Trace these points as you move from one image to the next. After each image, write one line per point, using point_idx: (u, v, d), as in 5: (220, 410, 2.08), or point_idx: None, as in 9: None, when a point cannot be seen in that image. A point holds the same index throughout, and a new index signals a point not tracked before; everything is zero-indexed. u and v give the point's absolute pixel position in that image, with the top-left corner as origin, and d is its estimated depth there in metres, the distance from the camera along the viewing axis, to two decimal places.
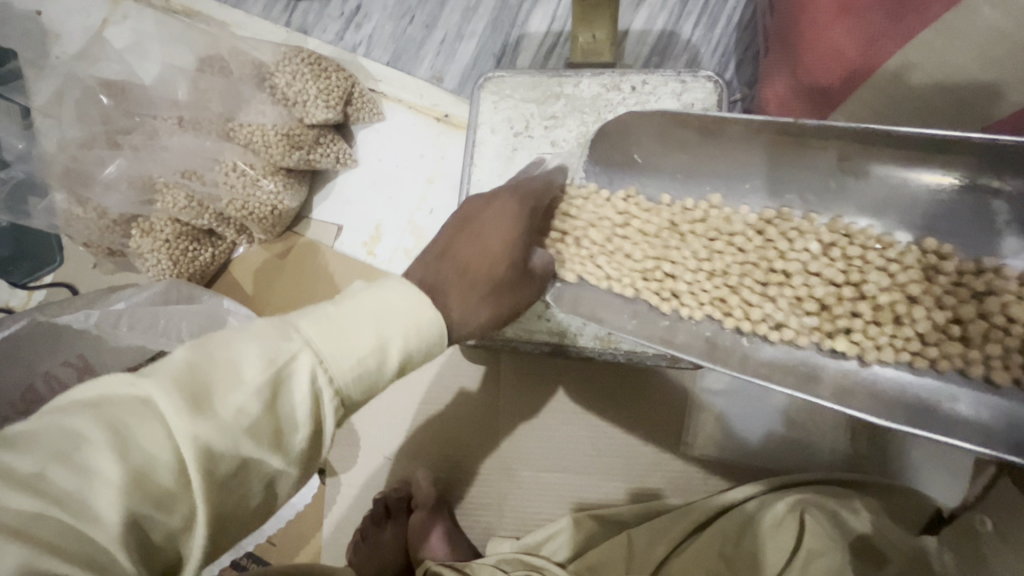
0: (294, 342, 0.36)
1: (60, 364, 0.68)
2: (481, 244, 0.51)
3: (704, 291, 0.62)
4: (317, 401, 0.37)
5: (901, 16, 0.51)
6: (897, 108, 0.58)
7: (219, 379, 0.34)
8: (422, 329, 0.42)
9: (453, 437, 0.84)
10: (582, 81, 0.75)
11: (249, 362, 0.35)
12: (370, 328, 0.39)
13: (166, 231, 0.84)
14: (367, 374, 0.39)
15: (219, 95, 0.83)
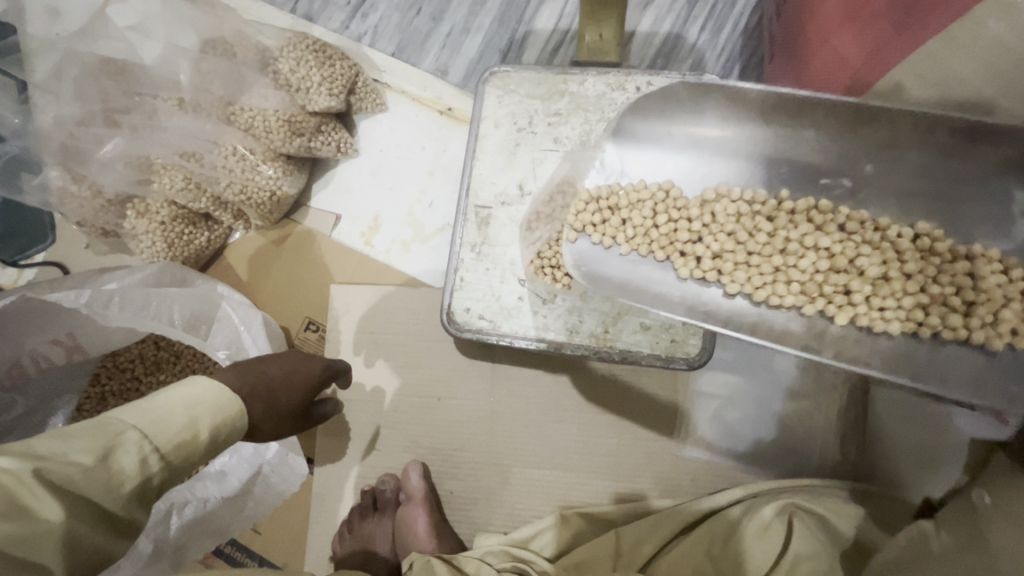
0: (121, 423, 0.45)
1: (48, 342, 0.69)
2: (284, 377, 0.64)
3: (726, 270, 0.61)
4: (143, 460, 0.45)
5: (907, 26, 0.52)
6: None
7: (49, 447, 0.42)
8: (223, 415, 0.53)
9: (445, 431, 0.83)
10: (588, 79, 0.75)
11: (78, 434, 0.43)
12: (182, 407, 0.49)
13: (163, 213, 0.84)
14: (180, 443, 0.48)
15: (221, 78, 0.82)
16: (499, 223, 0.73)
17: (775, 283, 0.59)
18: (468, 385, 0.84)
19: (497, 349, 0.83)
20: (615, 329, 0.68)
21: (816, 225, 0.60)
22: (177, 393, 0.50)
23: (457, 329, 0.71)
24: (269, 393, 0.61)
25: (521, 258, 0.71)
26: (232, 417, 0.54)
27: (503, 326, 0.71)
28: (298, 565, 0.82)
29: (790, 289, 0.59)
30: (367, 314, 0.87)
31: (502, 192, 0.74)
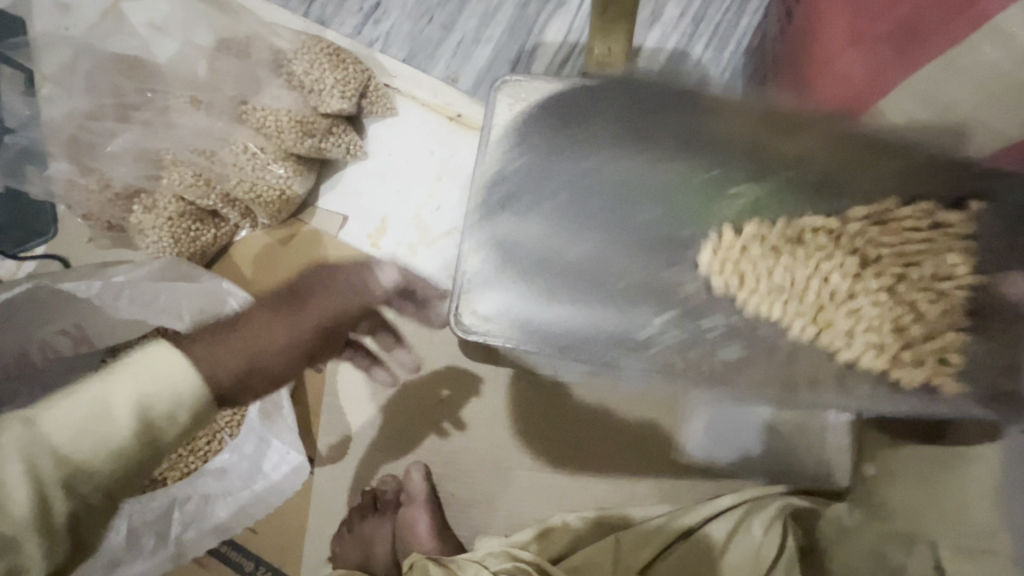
0: (66, 405, 0.44)
1: (55, 332, 0.69)
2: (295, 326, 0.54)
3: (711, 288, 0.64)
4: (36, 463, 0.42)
5: (907, 48, 0.55)
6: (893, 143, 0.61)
7: (8, 433, 0.42)
8: (166, 374, 0.46)
9: (447, 433, 0.84)
10: (598, 91, 0.77)
11: (33, 418, 0.43)
12: (131, 386, 0.45)
13: (170, 209, 0.84)
14: (85, 425, 0.44)
15: (234, 78, 0.83)
16: None
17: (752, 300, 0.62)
18: (471, 388, 0.84)
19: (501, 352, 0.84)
20: None
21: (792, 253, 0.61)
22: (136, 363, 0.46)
23: (464, 331, 0.72)
24: (268, 339, 0.52)
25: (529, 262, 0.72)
26: (169, 373, 0.46)
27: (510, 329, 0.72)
28: (295, 566, 0.81)
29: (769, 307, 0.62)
30: None
31: None
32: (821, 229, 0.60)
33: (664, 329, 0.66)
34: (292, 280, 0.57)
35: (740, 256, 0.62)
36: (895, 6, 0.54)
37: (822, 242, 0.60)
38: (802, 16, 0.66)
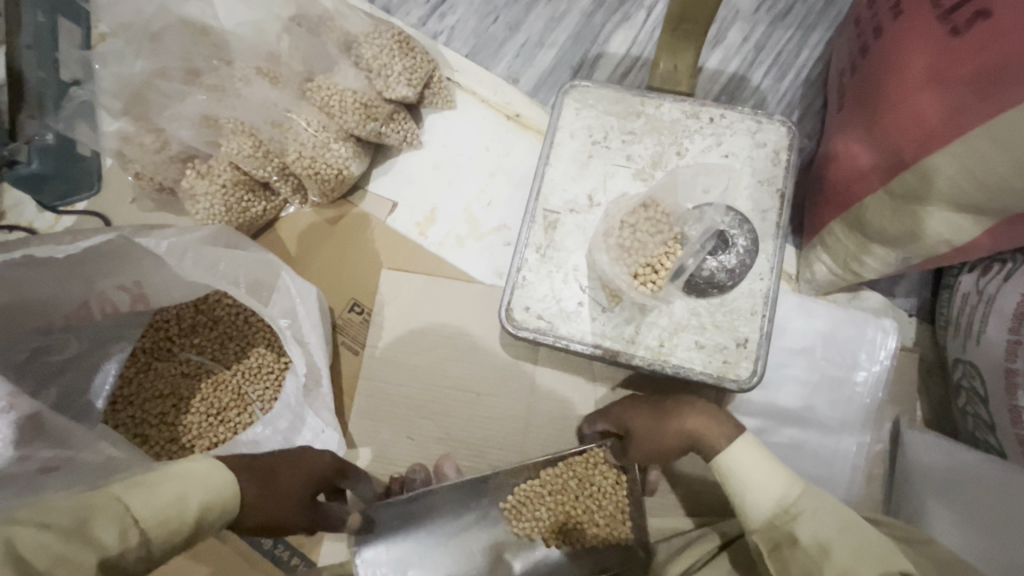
0: (182, 502, 0.48)
1: (115, 287, 0.73)
2: (279, 490, 0.58)
3: (528, 502, 0.71)
4: (120, 534, 0.44)
5: (989, 94, 0.54)
6: (969, 190, 0.59)
7: (145, 510, 0.46)
8: (220, 496, 0.51)
9: (477, 431, 0.83)
10: (664, 104, 0.79)
11: (166, 499, 0.48)
12: (189, 490, 0.49)
13: (225, 176, 0.84)
14: (167, 519, 0.47)
15: (303, 55, 0.84)
16: (566, 229, 0.75)
17: (535, 515, 0.71)
18: (507, 388, 0.84)
19: (541, 351, 0.84)
20: (671, 343, 0.70)
21: (545, 497, 0.72)
22: (177, 466, 0.51)
23: (515, 328, 0.73)
24: (282, 495, 0.58)
25: (587, 264, 0.73)
26: (227, 504, 0.52)
27: (561, 329, 0.72)
28: (318, 547, 0.81)
29: (551, 526, 0.71)
30: (414, 302, 0.87)
31: (572, 200, 0.76)
32: (582, 470, 0.73)
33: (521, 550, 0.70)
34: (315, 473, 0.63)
35: (517, 490, 0.71)
36: (982, 50, 0.54)
37: (575, 476, 0.73)
38: (879, 52, 0.66)
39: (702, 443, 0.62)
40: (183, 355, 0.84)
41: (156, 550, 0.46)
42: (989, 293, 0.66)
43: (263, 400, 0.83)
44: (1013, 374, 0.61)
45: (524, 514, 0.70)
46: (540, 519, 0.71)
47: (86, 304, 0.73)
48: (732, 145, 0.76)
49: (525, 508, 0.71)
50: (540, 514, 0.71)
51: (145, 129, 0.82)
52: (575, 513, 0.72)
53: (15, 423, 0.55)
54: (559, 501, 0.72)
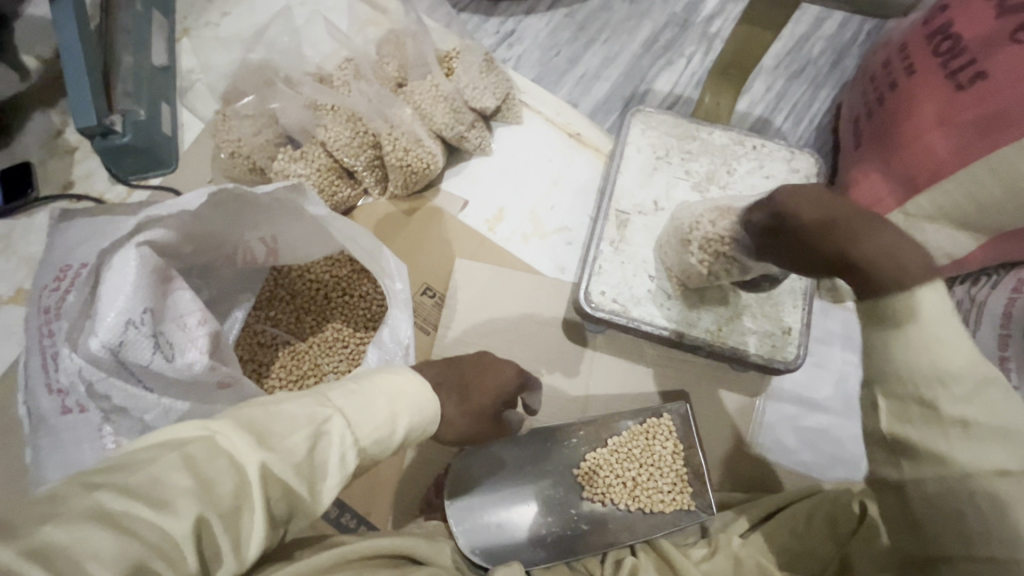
0: (386, 413, 0.51)
1: (256, 237, 0.73)
2: (484, 380, 0.66)
3: (598, 467, 0.82)
4: (343, 456, 0.47)
5: (987, 132, 0.70)
6: (968, 209, 0.75)
7: (362, 413, 0.49)
8: (421, 410, 0.55)
9: (539, 407, 0.90)
10: (715, 132, 0.93)
11: (376, 405, 0.51)
12: (387, 403, 0.51)
13: (321, 161, 0.91)
14: (380, 439, 0.50)
15: (402, 62, 0.94)
16: (635, 228, 0.86)
17: (604, 479, 0.81)
18: (567, 371, 0.91)
19: (599, 339, 0.92)
20: (728, 329, 0.81)
21: (613, 463, 0.82)
22: (382, 383, 0.53)
23: (593, 308, 0.82)
24: (474, 394, 0.65)
25: (655, 258, 0.84)
26: (427, 418, 0.55)
27: (634, 312, 0.82)
28: (383, 515, 0.83)
29: (619, 488, 0.81)
30: (483, 289, 0.95)
31: (640, 203, 0.88)
32: (645, 440, 0.83)
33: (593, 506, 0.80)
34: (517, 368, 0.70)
35: (589, 458, 0.82)
36: (980, 103, 0.70)
37: (638, 446, 0.83)
38: (893, 101, 0.83)
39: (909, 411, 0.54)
40: (259, 326, 0.87)
41: (367, 460, 0.51)
42: (981, 299, 0.81)
43: (338, 370, 0.86)
44: (1006, 360, 0.76)
45: (596, 477, 0.81)
46: (609, 484, 0.81)
47: (231, 250, 0.74)
48: (771, 168, 0.90)
49: (596, 470, 0.81)
50: (609, 478, 0.81)
51: (258, 111, 0.91)
52: (641, 480, 0.82)
53: (210, 336, 0.65)
54: (624, 466, 0.82)
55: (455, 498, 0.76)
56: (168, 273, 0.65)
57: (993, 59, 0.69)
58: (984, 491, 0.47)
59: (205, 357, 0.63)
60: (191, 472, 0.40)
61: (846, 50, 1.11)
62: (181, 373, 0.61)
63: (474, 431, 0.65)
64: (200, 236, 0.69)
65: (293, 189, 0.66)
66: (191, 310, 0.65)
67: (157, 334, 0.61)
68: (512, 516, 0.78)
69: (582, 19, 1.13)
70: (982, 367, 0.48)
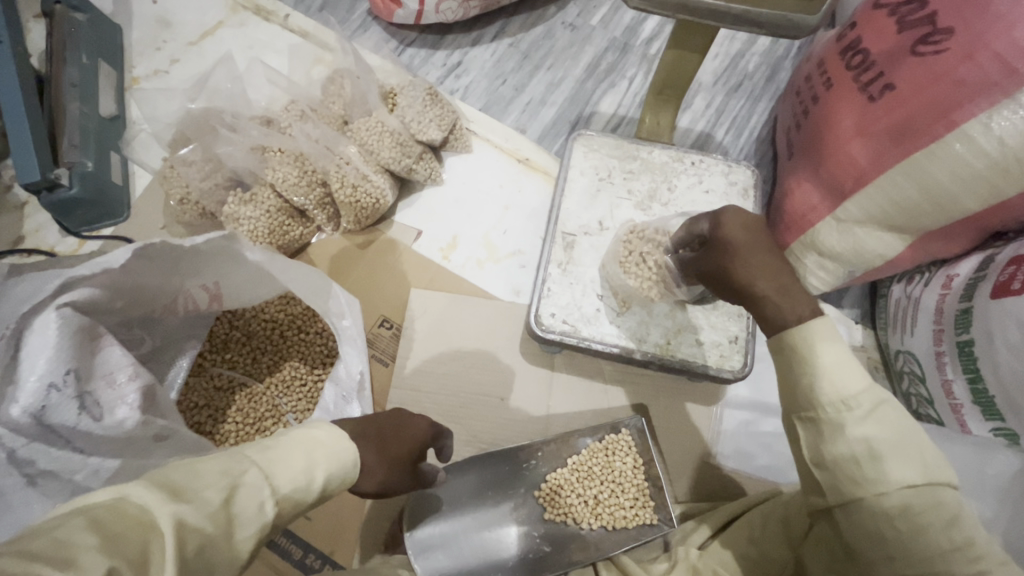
0: (303, 465, 0.54)
1: (197, 286, 0.75)
2: (398, 430, 0.69)
3: (558, 487, 0.83)
4: (260, 506, 0.50)
5: (901, 141, 0.74)
6: (890, 213, 0.78)
7: (275, 464, 0.53)
8: (338, 458, 0.59)
9: (500, 430, 0.91)
10: (655, 150, 0.96)
11: (289, 458, 0.54)
12: (301, 456, 0.55)
13: (270, 203, 0.91)
14: (297, 487, 0.53)
15: (346, 101, 0.96)
16: (582, 249, 0.89)
17: (565, 499, 0.83)
18: (527, 394, 0.92)
19: (557, 357, 0.94)
20: (676, 341, 0.83)
21: (574, 483, 0.83)
22: (298, 437, 0.57)
23: (544, 330, 0.84)
24: (387, 443, 0.66)
25: (601, 277, 0.86)
26: (345, 468, 0.59)
27: (584, 331, 0.84)
28: (348, 552, 0.83)
29: (579, 507, 0.83)
30: (440, 318, 0.96)
31: (585, 225, 0.90)
32: (605, 456, 0.84)
33: (553, 526, 0.82)
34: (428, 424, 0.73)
35: (549, 479, 0.83)
36: (892, 113, 0.75)
37: (598, 463, 0.84)
38: (816, 113, 0.87)
39: (851, 484, 0.52)
40: (215, 370, 0.87)
41: (285, 512, 0.53)
42: (916, 296, 0.85)
43: (296, 410, 0.86)
44: (940, 354, 0.78)
45: (556, 498, 0.83)
46: (571, 504, 0.83)
47: (170, 299, 0.75)
48: (711, 183, 0.93)
49: (556, 490, 0.83)
50: (570, 497, 0.83)
51: (205, 158, 0.92)
52: (602, 497, 0.84)
53: (140, 390, 0.66)
54: (585, 485, 0.83)
55: (414, 528, 0.75)
56: (95, 332, 0.65)
57: (899, 72, 0.74)
58: (896, 504, 0.51)
59: (135, 413, 0.64)
60: (96, 531, 0.40)
61: (780, 64, 1.16)
62: (111, 431, 0.62)
63: (391, 481, 0.65)
64: (131, 290, 0.69)
65: (226, 239, 0.68)
66: (121, 366, 0.66)
67: (83, 394, 0.61)
68: (475, 544, 0.78)
69: (525, 47, 1.17)
70: (872, 392, 0.53)
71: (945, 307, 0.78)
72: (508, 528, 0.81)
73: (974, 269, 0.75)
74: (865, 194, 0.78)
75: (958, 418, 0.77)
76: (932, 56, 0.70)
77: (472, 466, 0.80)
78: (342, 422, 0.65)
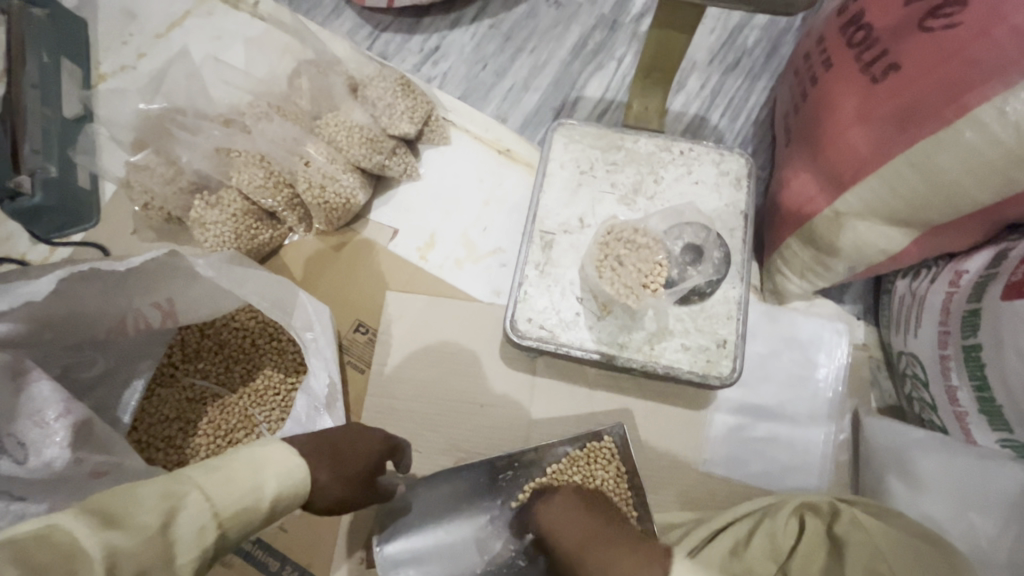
0: (251, 486, 0.51)
1: (150, 304, 0.72)
2: (355, 445, 0.66)
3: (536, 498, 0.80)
4: (201, 530, 0.47)
5: (906, 127, 0.67)
6: (892, 205, 0.72)
7: (220, 485, 0.50)
8: (292, 480, 0.55)
9: (479, 436, 0.88)
10: (641, 139, 0.89)
11: (238, 481, 0.51)
12: (250, 474, 0.52)
13: (235, 206, 0.87)
14: (244, 508, 0.50)
15: (312, 95, 0.91)
16: (561, 248, 0.84)
17: None
18: (510, 399, 0.89)
19: (539, 361, 0.90)
20: (659, 346, 0.78)
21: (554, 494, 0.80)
22: (248, 456, 0.54)
23: (520, 337, 0.80)
24: (343, 459, 0.64)
25: (580, 279, 0.81)
26: (298, 486, 0.56)
27: (563, 337, 0.80)
28: (326, 564, 0.82)
29: None
30: (418, 320, 0.92)
31: (565, 222, 0.85)
32: (586, 465, 0.81)
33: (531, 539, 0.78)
34: (386, 437, 0.71)
35: (529, 488, 0.80)
36: (897, 95, 0.67)
37: (578, 472, 0.81)
38: (815, 94, 0.79)
39: None
40: (187, 380, 0.85)
41: (233, 534, 0.50)
42: (921, 294, 0.78)
43: (269, 421, 0.84)
44: (947, 358, 0.72)
45: None
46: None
47: (121, 318, 0.73)
48: (700, 173, 0.87)
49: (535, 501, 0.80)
50: None
51: (166, 161, 0.88)
52: None
53: (71, 427, 0.62)
54: None
55: (384, 543, 0.75)
56: (25, 367, 0.63)
57: (904, 48, 0.67)
58: None
59: (63, 452, 0.61)
60: (20, 564, 0.40)
61: (781, 38, 1.07)
62: (37, 473, 0.60)
63: (347, 499, 0.64)
64: (68, 315, 0.68)
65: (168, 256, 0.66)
66: (53, 401, 0.63)
67: (5, 437, 0.60)
68: (447, 557, 0.76)
69: (506, 28, 1.10)
70: None
71: (955, 308, 0.71)
72: (484, 541, 0.78)
73: (987, 267, 0.69)
74: (866, 184, 0.72)
75: (963, 427, 0.71)
76: (942, 31, 0.63)
77: (441, 483, 0.78)
78: (294, 441, 0.62)
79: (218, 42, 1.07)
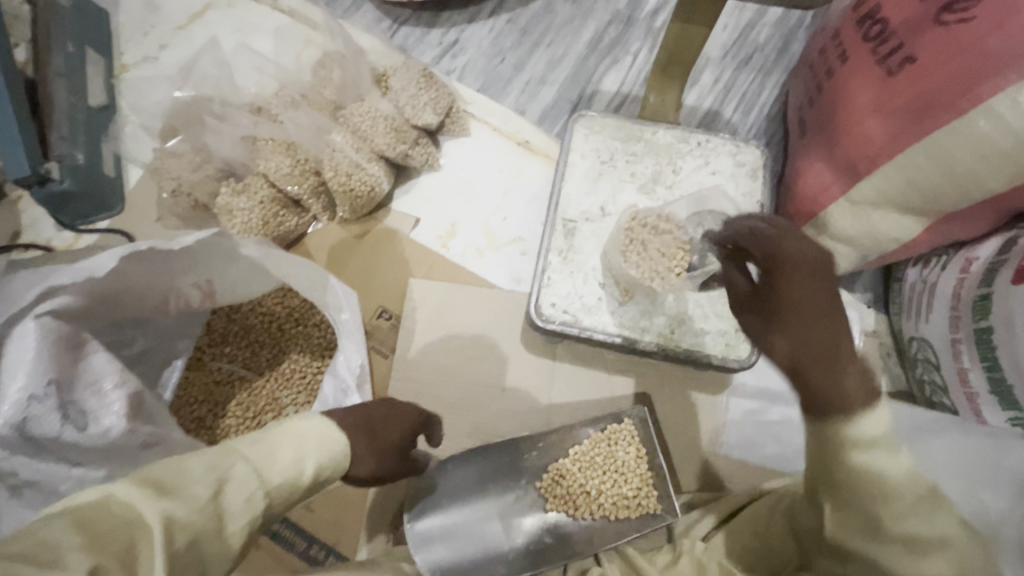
0: (292, 460, 0.53)
1: (190, 284, 0.74)
2: (392, 418, 0.68)
3: (558, 479, 0.82)
4: (250, 500, 0.48)
5: (921, 118, 0.70)
6: (907, 193, 0.74)
7: (263, 459, 0.51)
8: (330, 454, 0.57)
9: (501, 420, 0.90)
10: (659, 131, 0.91)
11: (281, 454, 0.52)
12: (289, 448, 0.53)
13: (263, 193, 0.89)
14: (287, 482, 0.52)
15: (337, 86, 0.92)
16: (583, 235, 0.86)
17: (565, 490, 0.82)
18: (530, 384, 0.91)
19: (560, 347, 0.92)
20: (679, 332, 0.81)
21: (576, 474, 0.82)
22: (289, 432, 0.55)
23: (544, 322, 0.82)
24: (380, 431, 0.66)
25: (603, 265, 0.83)
26: (335, 458, 0.58)
27: (586, 321, 0.82)
28: (352, 543, 0.83)
29: (578, 499, 0.82)
30: (440, 307, 0.94)
31: (587, 210, 0.87)
32: (607, 447, 0.83)
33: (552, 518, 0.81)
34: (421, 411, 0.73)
35: (553, 468, 0.82)
36: (912, 87, 0.70)
37: (600, 454, 0.83)
38: (830, 86, 0.81)
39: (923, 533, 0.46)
40: (215, 364, 0.86)
41: (277, 506, 0.52)
42: (932, 280, 0.81)
43: (296, 403, 0.85)
44: (958, 341, 0.74)
45: (556, 488, 0.82)
46: (572, 492, 0.82)
47: (162, 297, 0.75)
48: (718, 164, 0.89)
49: (557, 481, 0.82)
50: (571, 488, 0.82)
51: (195, 148, 0.90)
52: (604, 488, 0.82)
53: (127, 398, 0.67)
54: (587, 475, 0.82)
55: (414, 520, 0.76)
56: (79, 339, 0.66)
57: (920, 42, 0.69)
58: None
59: (122, 421, 0.65)
60: (82, 530, 0.40)
61: (792, 35, 1.10)
62: (96, 440, 0.63)
63: (381, 471, 0.65)
64: (111, 296, 0.70)
65: (218, 236, 0.68)
66: (108, 373, 0.67)
67: (66, 403, 0.62)
68: (473, 535, 0.78)
69: (524, 23, 1.12)
70: None
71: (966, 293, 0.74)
72: (507, 519, 0.80)
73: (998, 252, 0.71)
74: (883, 172, 0.74)
75: (974, 407, 0.74)
76: (957, 25, 0.66)
77: (466, 467, 0.80)
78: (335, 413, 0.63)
79: (241, 34, 1.09)
